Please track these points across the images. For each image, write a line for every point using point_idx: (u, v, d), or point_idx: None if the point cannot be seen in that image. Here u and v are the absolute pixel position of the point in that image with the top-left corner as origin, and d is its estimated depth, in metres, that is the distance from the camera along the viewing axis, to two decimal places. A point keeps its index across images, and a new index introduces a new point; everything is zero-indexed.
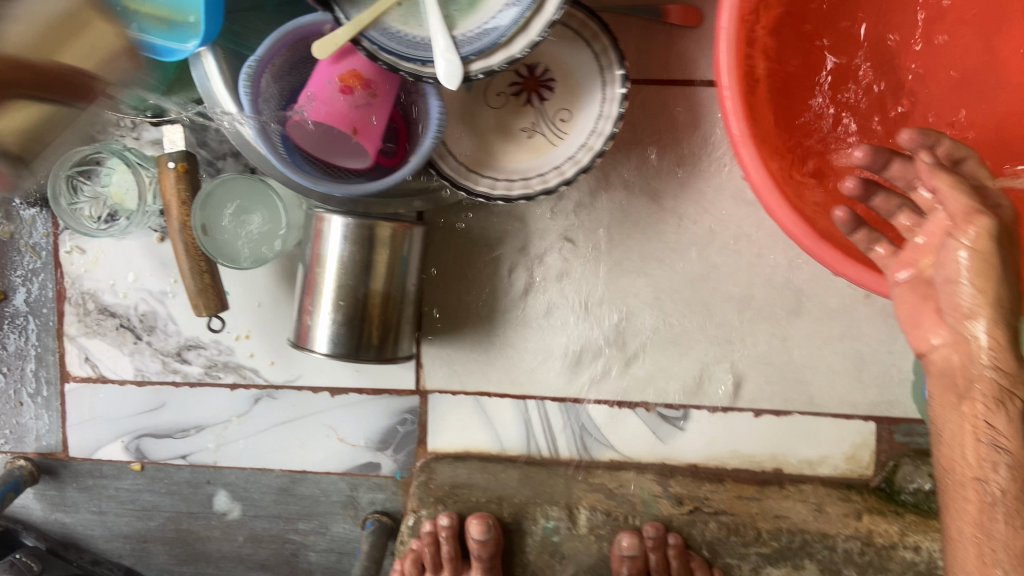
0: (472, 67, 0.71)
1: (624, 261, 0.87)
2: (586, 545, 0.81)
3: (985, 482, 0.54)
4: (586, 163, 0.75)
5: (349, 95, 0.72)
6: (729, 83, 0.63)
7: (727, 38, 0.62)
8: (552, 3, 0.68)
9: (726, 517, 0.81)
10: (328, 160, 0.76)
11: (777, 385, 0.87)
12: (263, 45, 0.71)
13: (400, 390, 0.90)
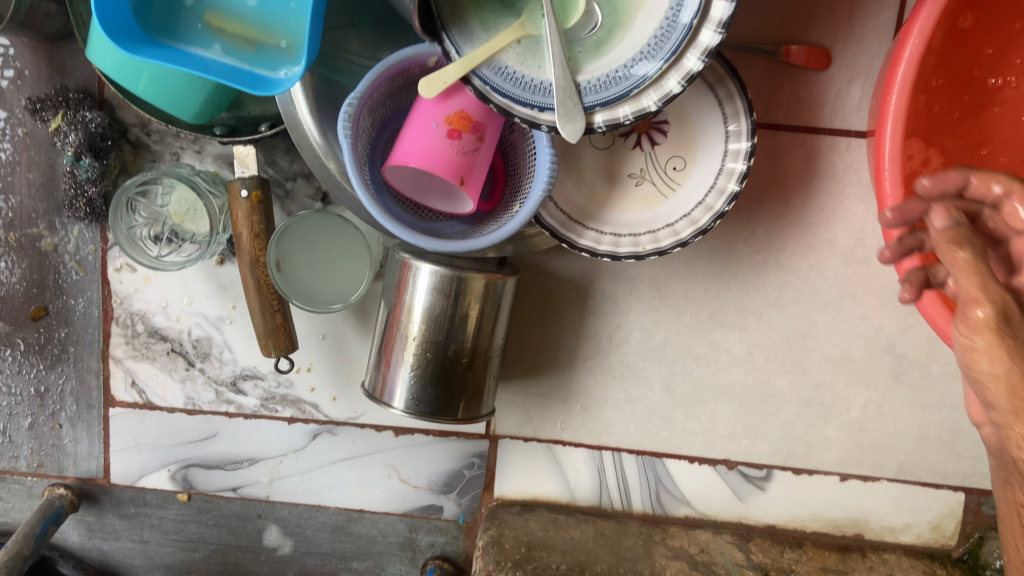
0: (596, 117, 0.64)
1: (720, 313, 0.81)
2: None
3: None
4: (705, 225, 0.70)
5: (456, 140, 0.65)
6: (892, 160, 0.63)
7: (893, 114, 0.63)
8: (691, 57, 0.60)
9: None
10: (421, 202, 0.70)
11: (867, 450, 0.84)
12: (364, 79, 0.63)
13: (469, 434, 0.85)
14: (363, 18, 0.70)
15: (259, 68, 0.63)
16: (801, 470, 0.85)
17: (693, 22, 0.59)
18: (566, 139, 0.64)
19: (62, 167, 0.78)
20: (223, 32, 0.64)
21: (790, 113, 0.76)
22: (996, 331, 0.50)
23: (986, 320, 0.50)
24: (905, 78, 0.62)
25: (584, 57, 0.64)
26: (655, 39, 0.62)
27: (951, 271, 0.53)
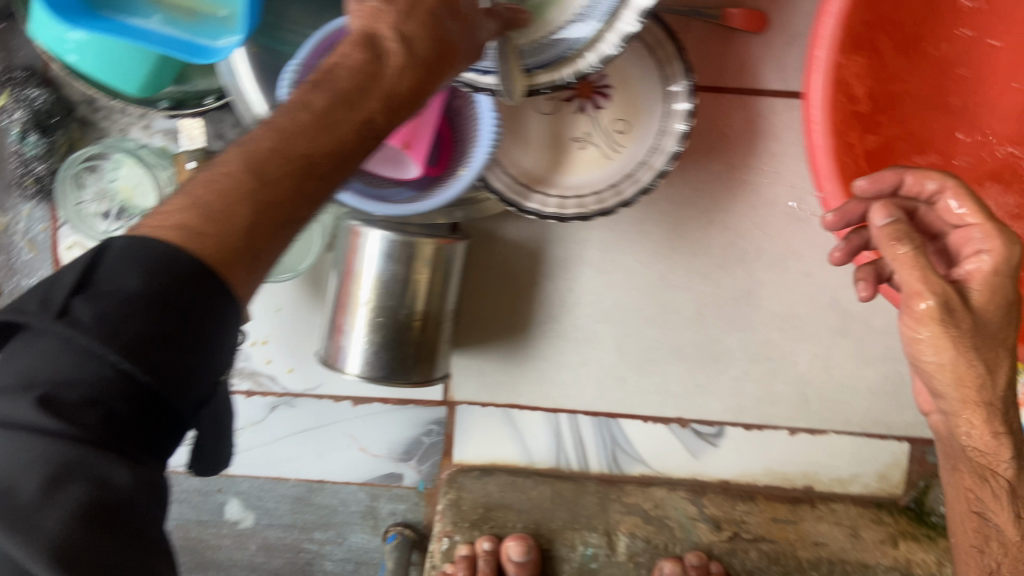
0: (537, 80, 0.65)
1: (669, 274, 0.83)
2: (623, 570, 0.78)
3: (984, 552, 0.66)
4: (647, 184, 0.71)
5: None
6: (822, 118, 0.61)
7: (822, 69, 0.60)
8: (628, 16, 0.62)
9: (765, 544, 0.81)
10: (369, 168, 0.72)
11: (815, 404, 0.86)
12: (303, 48, 0.64)
13: (427, 401, 0.86)
14: None
15: (199, 38, 0.63)
16: (751, 426, 0.87)
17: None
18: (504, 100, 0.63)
19: (8, 146, 0.77)
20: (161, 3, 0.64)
21: (730, 75, 0.78)
22: (938, 321, 0.54)
23: (930, 311, 0.53)
24: (830, 32, 0.60)
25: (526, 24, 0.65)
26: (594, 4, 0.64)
27: (891, 262, 0.54)
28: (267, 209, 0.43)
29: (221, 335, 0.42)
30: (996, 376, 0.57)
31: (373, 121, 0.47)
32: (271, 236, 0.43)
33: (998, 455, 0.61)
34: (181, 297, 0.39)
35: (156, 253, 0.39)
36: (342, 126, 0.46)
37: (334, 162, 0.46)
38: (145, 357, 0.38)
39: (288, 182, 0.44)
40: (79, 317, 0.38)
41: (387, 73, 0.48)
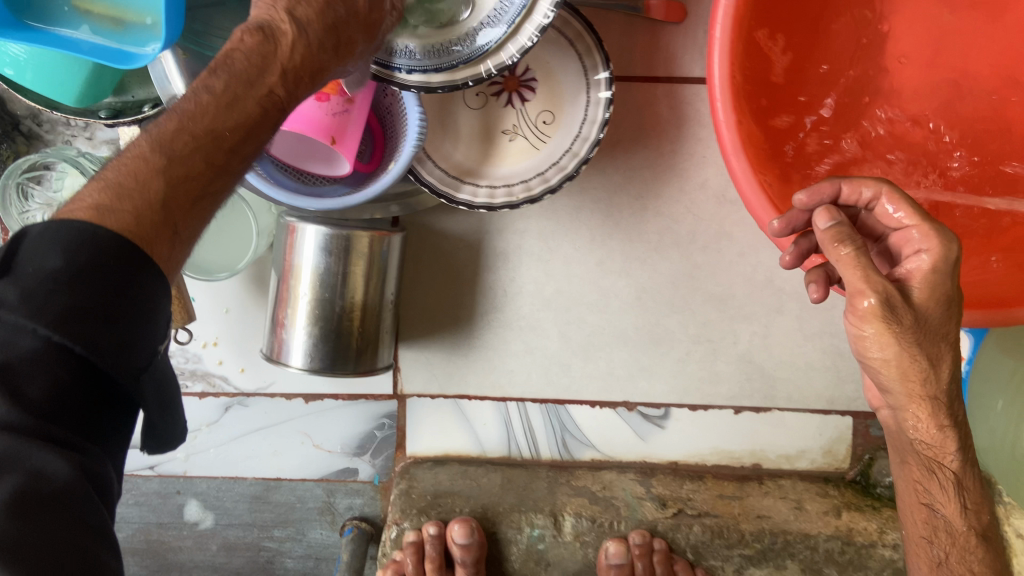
0: (460, 75, 0.66)
1: (607, 260, 0.85)
2: (571, 551, 0.79)
3: (934, 542, 0.70)
4: (571, 171, 0.74)
5: (326, 103, 0.70)
6: (723, 95, 0.62)
7: (720, 48, 0.62)
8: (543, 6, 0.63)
9: (709, 520, 0.80)
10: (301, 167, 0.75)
11: (757, 382, 0.88)
12: None
13: (377, 396, 0.87)
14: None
15: (128, 45, 0.65)
16: (697, 406, 0.89)
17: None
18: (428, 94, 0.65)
19: None
20: (90, 14, 0.65)
21: (653, 63, 0.81)
22: (881, 318, 0.56)
23: (873, 310, 0.55)
24: (727, 11, 0.61)
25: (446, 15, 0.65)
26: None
27: (835, 263, 0.56)
28: (181, 185, 0.43)
29: (152, 311, 0.41)
30: (941, 372, 0.60)
31: (273, 98, 0.48)
32: (188, 213, 0.44)
33: (944, 448, 0.65)
34: (106, 271, 0.38)
35: (76, 234, 0.39)
36: (244, 105, 0.47)
37: (238, 137, 0.46)
38: (81, 334, 0.38)
39: (199, 160, 0.44)
40: (4, 300, 0.37)
41: (284, 51, 0.48)
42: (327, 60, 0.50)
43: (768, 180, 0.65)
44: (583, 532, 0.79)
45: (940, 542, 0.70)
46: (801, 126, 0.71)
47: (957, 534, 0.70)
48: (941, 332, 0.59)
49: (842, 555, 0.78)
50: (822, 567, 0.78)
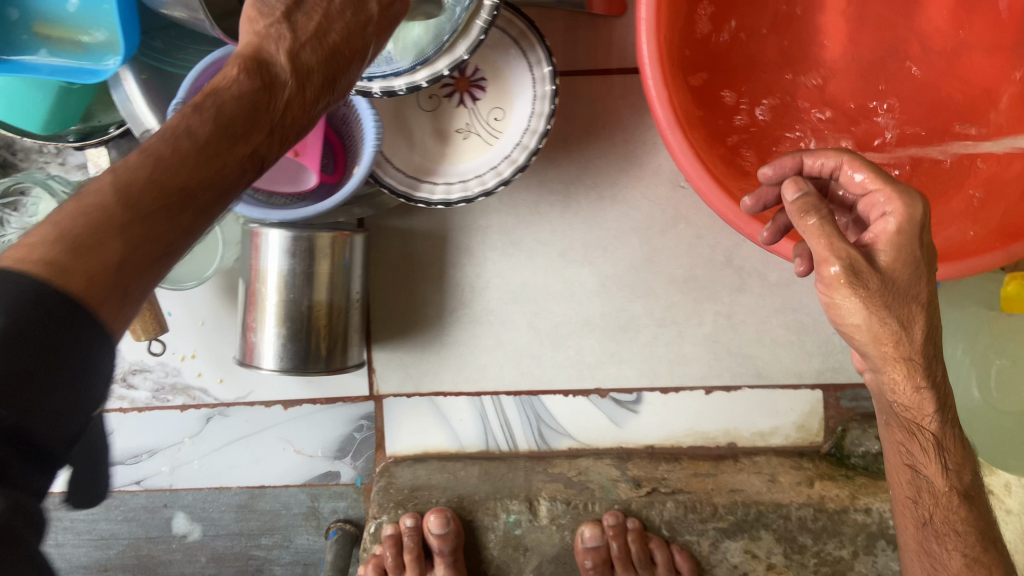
0: (418, 76, 0.70)
1: (569, 250, 0.88)
2: (548, 535, 0.80)
3: (921, 506, 0.66)
4: (523, 162, 0.76)
5: None
6: (652, 71, 0.64)
7: (648, 28, 0.64)
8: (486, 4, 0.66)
9: (683, 496, 0.80)
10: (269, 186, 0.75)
11: (725, 360, 0.89)
12: (184, 86, 0.68)
13: (354, 398, 0.89)
14: None
15: (90, 63, 0.68)
16: (668, 389, 0.90)
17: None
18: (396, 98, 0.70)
19: None
20: (48, 39, 0.67)
21: (600, 57, 0.83)
22: (849, 285, 0.52)
23: (840, 275, 0.52)
24: None
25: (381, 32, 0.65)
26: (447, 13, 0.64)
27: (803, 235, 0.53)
28: (140, 243, 0.36)
29: (101, 368, 0.34)
30: (914, 335, 0.56)
31: (263, 147, 0.43)
32: (143, 274, 0.36)
33: (923, 409, 0.60)
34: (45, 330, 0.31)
35: (9, 288, 0.31)
36: (235, 155, 0.41)
37: (212, 190, 0.39)
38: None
39: (156, 209, 0.37)
40: None
41: (280, 98, 0.44)
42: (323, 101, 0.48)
43: (705, 156, 0.67)
44: (558, 515, 0.81)
45: (928, 507, 0.66)
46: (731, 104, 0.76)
47: (945, 500, 0.65)
48: (914, 297, 0.55)
49: (815, 523, 0.78)
50: (797, 536, 0.79)
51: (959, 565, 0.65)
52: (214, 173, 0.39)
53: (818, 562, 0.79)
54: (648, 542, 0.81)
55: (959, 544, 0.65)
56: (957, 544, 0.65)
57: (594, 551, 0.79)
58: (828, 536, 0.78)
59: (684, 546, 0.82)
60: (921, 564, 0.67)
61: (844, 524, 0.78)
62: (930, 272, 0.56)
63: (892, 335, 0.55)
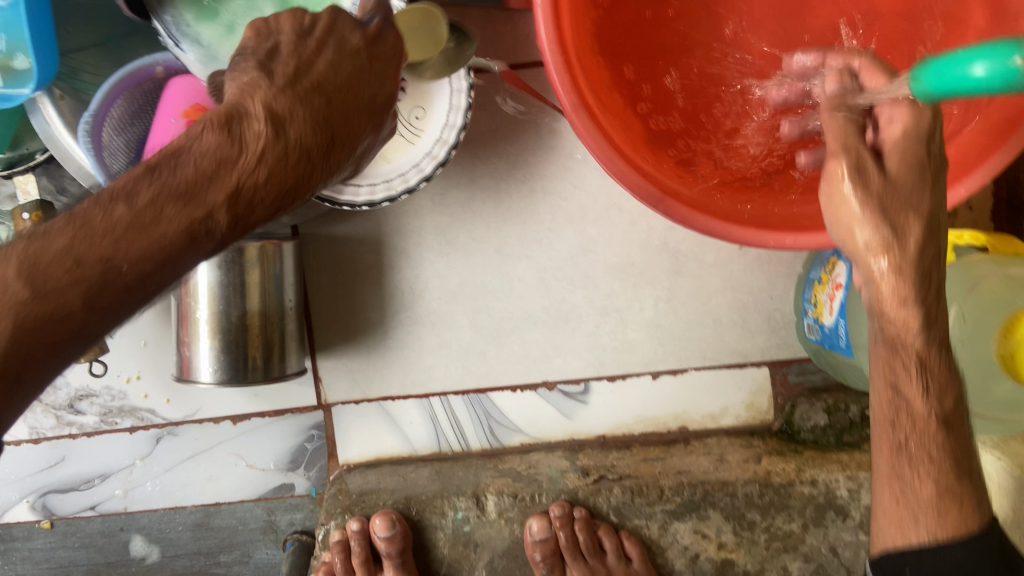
0: None
1: (505, 245, 0.87)
2: (498, 529, 0.81)
3: (896, 426, 0.54)
4: (444, 157, 0.78)
5: None
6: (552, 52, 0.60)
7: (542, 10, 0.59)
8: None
9: (629, 481, 0.81)
10: None
11: (669, 345, 0.89)
12: (96, 99, 0.70)
13: (302, 408, 0.89)
14: (111, 37, 0.77)
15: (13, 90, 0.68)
16: (615, 376, 0.90)
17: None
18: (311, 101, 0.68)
19: None
20: None
21: (520, 51, 0.83)
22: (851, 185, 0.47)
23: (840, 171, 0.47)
24: None
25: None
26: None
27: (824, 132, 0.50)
28: (37, 326, 0.38)
29: None
30: (910, 245, 0.47)
31: (217, 221, 0.42)
32: (42, 357, 0.38)
33: (908, 326, 0.50)
34: None
35: None
36: (177, 228, 0.41)
37: (142, 269, 0.40)
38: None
39: (75, 293, 0.39)
40: None
41: (251, 165, 0.43)
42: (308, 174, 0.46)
43: (620, 138, 0.63)
44: (505, 509, 0.81)
45: (901, 429, 0.54)
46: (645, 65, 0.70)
47: (916, 419, 0.53)
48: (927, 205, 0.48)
49: (761, 498, 0.79)
50: (744, 512, 0.79)
51: (929, 489, 0.54)
52: (140, 251, 0.40)
53: (768, 537, 0.80)
54: (596, 530, 0.82)
55: (931, 469, 0.54)
56: (928, 467, 0.54)
57: (542, 544, 0.80)
58: (776, 510, 0.79)
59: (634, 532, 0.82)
60: (890, 491, 0.56)
61: (790, 497, 0.79)
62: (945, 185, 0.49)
63: (881, 243, 0.47)
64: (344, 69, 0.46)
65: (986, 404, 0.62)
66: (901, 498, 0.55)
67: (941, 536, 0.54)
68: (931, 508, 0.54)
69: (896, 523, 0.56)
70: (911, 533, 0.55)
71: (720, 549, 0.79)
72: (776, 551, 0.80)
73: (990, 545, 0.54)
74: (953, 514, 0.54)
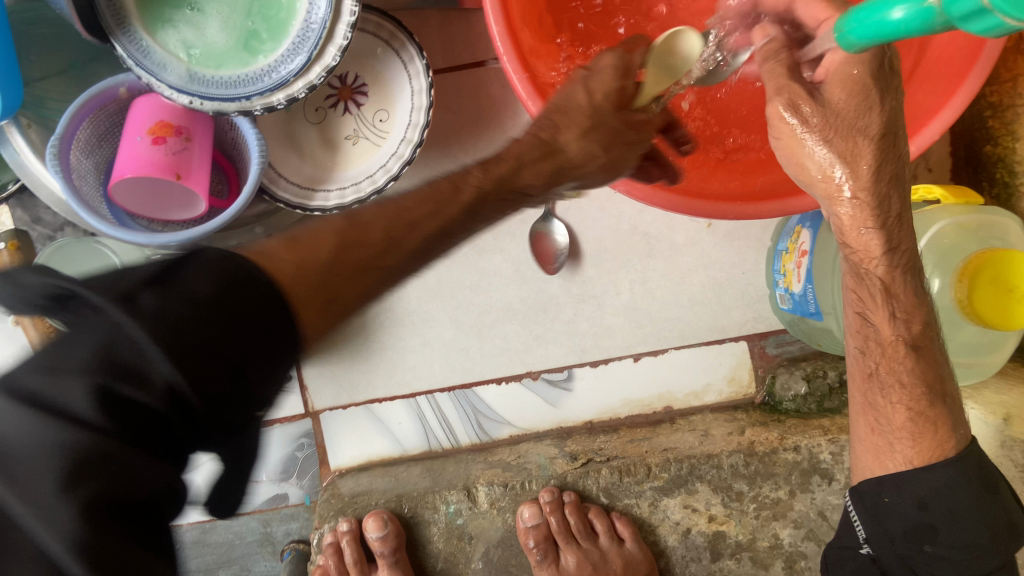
0: (294, 87, 0.67)
1: (479, 240, 0.88)
2: (490, 520, 0.88)
3: (866, 356, 0.61)
4: (409, 156, 0.78)
5: (161, 144, 0.70)
6: (505, 49, 0.64)
7: (491, 8, 0.63)
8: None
9: (616, 462, 0.87)
10: (163, 213, 0.75)
11: (648, 327, 0.90)
12: (62, 121, 0.70)
13: (290, 417, 0.90)
14: (72, 63, 0.78)
15: None
16: (597, 361, 0.91)
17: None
18: (277, 108, 0.68)
19: None
20: None
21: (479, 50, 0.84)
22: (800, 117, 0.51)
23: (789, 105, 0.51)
24: None
25: (221, 65, 0.69)
26: (300, 34, 0.68)
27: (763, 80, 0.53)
28: (349, 250, 0.46)
29: (285, 355, 0.39)
30: (861, 169, 0.53)
31: (468, 189, 0.54)
32: (350, 282, 0.45)
33: (869, 251, 0.56)
34: (244, 317, 0.37)
35: (230, 271, 0.38)
36: (439, 200, 0.52)
37: (436, 221, 0.51)
38: (198, 372, 0.35)
39: (377, 229, 0.48)
40: (142, 305, 0.35)
41: (499, 158, 0.57)
42: (549, 166, 0.57)
43: None
44: (497, 499, 0.88)
45: (873, 358, 0.61)
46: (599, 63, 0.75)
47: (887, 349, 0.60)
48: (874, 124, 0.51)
49: (747, 468, 0.85)
50: (731, 483, 0.86)
51: (901, 417, 0.60)
52: (422, 206, 0.51)
53: (756, 506, 0.86)
54: (587, 511, 0.90)
55: (903, 396, 0.60)
56: (900, 395, 0.60)
57: (535, 530, 0.86)
58: (762, 478, 0.85)
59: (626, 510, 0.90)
60: (866, 422, 0.63)
61: (775, 464, 0.85)
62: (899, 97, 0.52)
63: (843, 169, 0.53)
64: (567, 89, 0.59)
65: (952, 348, 0.63)
66: (877, 430, 0.62)
67: (916, 464, 0.60)
68: (905, 436, 0.61)
69: (873, 453, 0.63)
70: (888, 463, 0.62)
71: (711, 521, 0.86)
72: (766, 520, 0.86)
73: (968, 473, 0.59)
74: (926, 443, 0.60)
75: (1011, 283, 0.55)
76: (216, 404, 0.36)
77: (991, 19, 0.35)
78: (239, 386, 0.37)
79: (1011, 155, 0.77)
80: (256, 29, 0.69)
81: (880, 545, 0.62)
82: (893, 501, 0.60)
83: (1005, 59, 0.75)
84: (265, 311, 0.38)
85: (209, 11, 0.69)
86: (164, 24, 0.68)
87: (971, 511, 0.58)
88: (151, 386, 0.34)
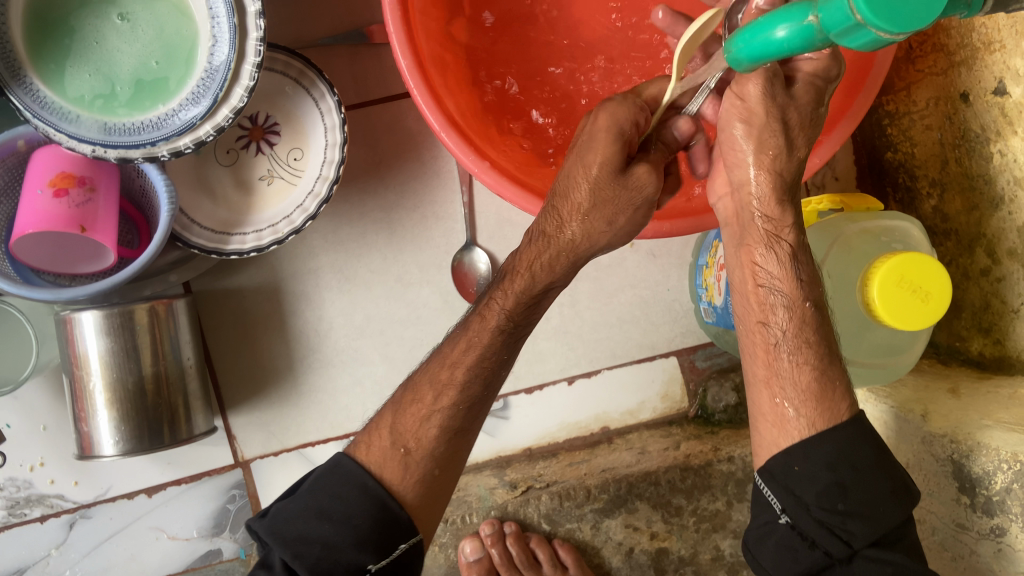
0: (201, 130, 0.65)
1: (405, 274, 0.87)
2: (432, 557, 0.90)
3: (769, 325, 0.59)
4: (325, 194, 0.76)
5: (62, 197, 0.68)
6: (416, 84, 0.64)
7: (399, 42, 0.63)
8: (252, 37, 0.63)
9: (556, 487, 0.89)
10: (71, 268, 0.72)
11: (580, 349, 0.89)
12: None
13: (219, 469, 0.87)
14: None
15: None
16: (533, 388, 0.88)
17: (232, 19, 0.63)
18: (183, 152, 0.65)
19: None
20: None
21: (390, 83, 0.83)
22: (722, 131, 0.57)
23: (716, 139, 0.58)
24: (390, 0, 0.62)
25: (130, 104, 0.67)
26: (202, 79, 0.66)
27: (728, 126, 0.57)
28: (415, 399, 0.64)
29: (362, 523, 0.59)
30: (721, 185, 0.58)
31: (495, 315, 0.63)
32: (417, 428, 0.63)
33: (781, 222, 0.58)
34: (326, 499, 0.60)
35: (329, 467, 0.62)
36: (471, 337, 0.64)
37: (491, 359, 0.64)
38: (296, 547, 0.58)
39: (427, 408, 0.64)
40: (268, 512, 0.61)
41: (516, 270, 0.63)
42: (562, 261, 0.62)
43: (489, 155, 0.68)
44: (438, 535, 0.90)
45: (776, 325, 0.59)
46: (509, 97, 0.77)
47: (791, 312, 0.58)
48: (750, 143, 0.56)
49: (683, 482, 0.89)
50: (670, 498, 0.89)
51: (806, 377, 0.58)
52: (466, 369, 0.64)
53: (696, 520, 0.89)
54: (529, 541, 0.90)
55: (807, 356, 0.58)
56: (797, 357, 0.58)
57: (478, 563, 0.88)
58: (699, 491, 0.89)
59: (567, 535, 0.91)
60: (767, 394, 0.60)
61: (710, 477, 0.90)
62: (805, 119, 0.56)
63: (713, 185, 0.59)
64: (568, 172, 0.60)
65: (863, 350, 0.65)
66: (780, 400, 0.59)
67: (819, 425, 0.57)
68: (808, 399, 0.58)
69: (776, 424, 0.59)
70: (792, 430, 0.58)
71: (653, 539, 0.89)
72: (706, 532, 0.89)
73: None
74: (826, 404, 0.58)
75: (917, 281, 0.57)
76: (317, 567, 0.58)
77: (865, 32, 0.37)
78: (327, 549, 0.58)
79: (911, 160, 0.80)
80: (170, 54, 0.67)
81: (795, 515, 0.56)
82: (803, 468, 0.57)
83: (897, 70, 0.78)
84: (337, 497, 0.60)
85: (139, 23, 0.67)
86: (77, 61, 0.66)
87: (872, 467, 0.57)
88: (274, 566, 0.59)
